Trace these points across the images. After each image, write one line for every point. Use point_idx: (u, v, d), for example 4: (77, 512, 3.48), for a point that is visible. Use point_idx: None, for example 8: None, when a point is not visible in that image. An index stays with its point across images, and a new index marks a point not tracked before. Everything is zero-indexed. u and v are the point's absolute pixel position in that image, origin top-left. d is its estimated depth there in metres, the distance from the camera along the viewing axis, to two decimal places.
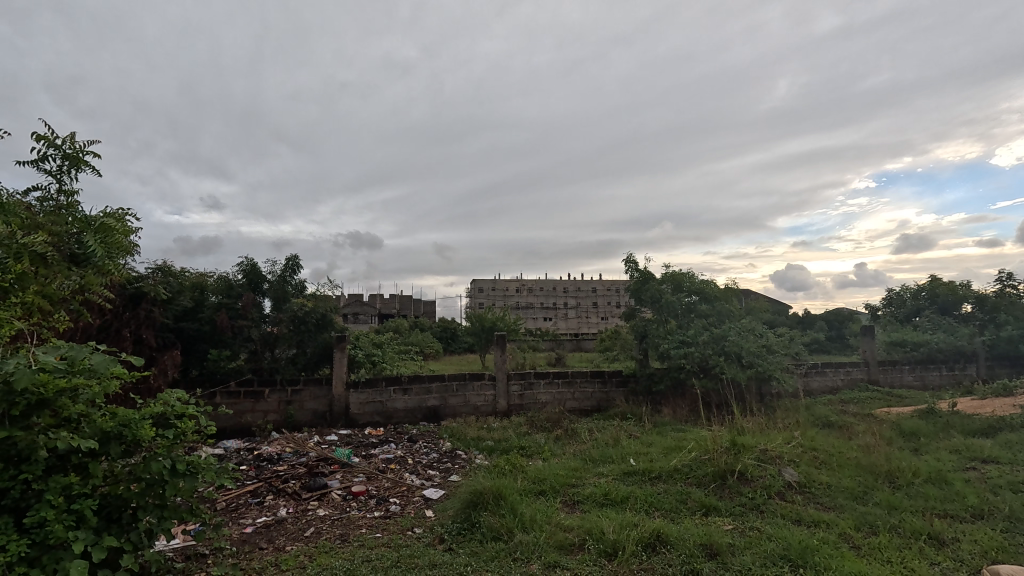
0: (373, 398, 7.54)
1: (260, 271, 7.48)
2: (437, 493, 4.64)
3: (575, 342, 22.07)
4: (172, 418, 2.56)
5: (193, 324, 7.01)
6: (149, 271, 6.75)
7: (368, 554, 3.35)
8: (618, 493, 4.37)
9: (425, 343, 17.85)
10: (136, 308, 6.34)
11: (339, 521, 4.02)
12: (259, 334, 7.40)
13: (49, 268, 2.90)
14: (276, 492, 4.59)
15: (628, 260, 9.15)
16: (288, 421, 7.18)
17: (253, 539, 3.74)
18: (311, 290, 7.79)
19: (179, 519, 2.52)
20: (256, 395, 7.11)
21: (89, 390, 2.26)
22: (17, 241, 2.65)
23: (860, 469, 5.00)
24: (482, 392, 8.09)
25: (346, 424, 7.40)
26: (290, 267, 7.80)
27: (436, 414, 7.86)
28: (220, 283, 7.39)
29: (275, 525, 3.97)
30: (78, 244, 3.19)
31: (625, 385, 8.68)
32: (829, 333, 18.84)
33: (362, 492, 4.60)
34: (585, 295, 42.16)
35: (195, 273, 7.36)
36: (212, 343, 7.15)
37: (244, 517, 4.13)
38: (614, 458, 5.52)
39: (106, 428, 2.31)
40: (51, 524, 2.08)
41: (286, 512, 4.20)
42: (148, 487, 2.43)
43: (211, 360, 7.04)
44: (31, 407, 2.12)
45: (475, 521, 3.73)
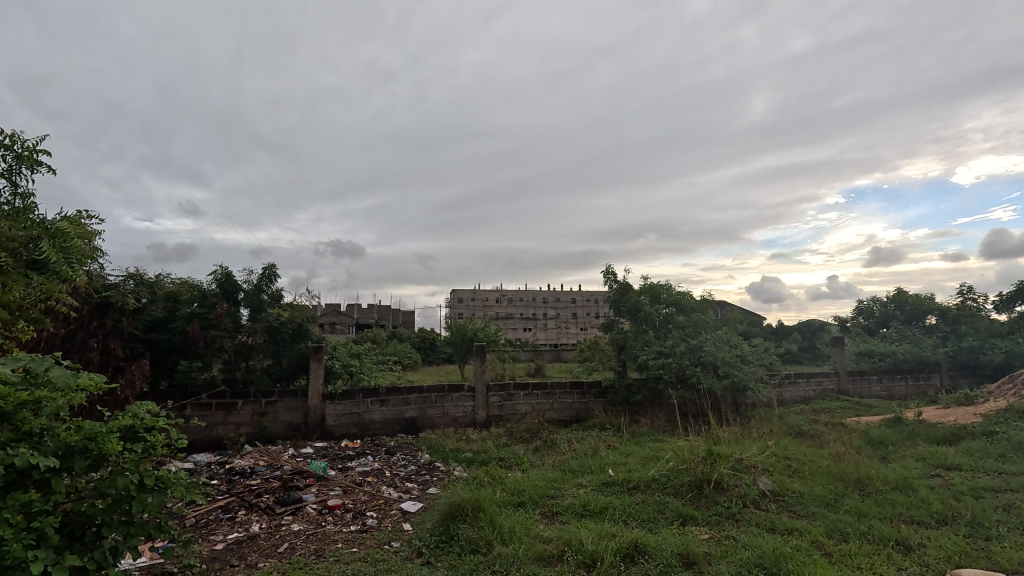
0: (349, 409, 7.43)
1: (235, 280, 7.34)
2: (415, 505, 4.58)
3: (555, 352, 21.97)
4: (141, 432, 2.49)
5: (164, 335, 6.85)
6: (119, 280, 6.60)
7: (344, 570, 3.27)
8: (597, 504, 4.39)
9: (403, 354, 17.69)
10: (105, 317, 6.19)
11: (314, 536, 3.93)
12: (232, 344, 7.26)
13: (5, 275, 2.88)
14: (248, 506, 4.48)
15: (607, 272, 9.25)
16: (261, 433, 7.01)
17: (224, 555, 3.63)
18: (289, 301, 7.69)
19: (146, 536, 2.45)
20: (229, 407, 6.93)
21: (52, 404, 2.21)
22: None
23: (831, 477, 5.12)
24: (461, 404, 8.02)
25: (322, 436, 7.27)
26: (267, 276, 7.68)
27: (414, 426, 7.77)
28: (194, 293, 7.21)
29: (247, 541, 3.86)
30: (37, 250, 3.15)
31: (604, 396, 8.74)
32: (801, 344, 19.34)
33: (338, 505, 4.51)
34: (565, 305, 42.38)
35: (168, 283, 7.23)
36: (183, 354, 6.99)
37: (214, 533, 4.00)
38: (593, 469, 5.53)
39: (71, 442, 2.25)
40: (9, 543, 1.99)
41: (259, 527, 4.09)
42: (114, 504, 2.36)
43: (182, 372, 6.87)
44: None
45: (454, 534, 3.69)
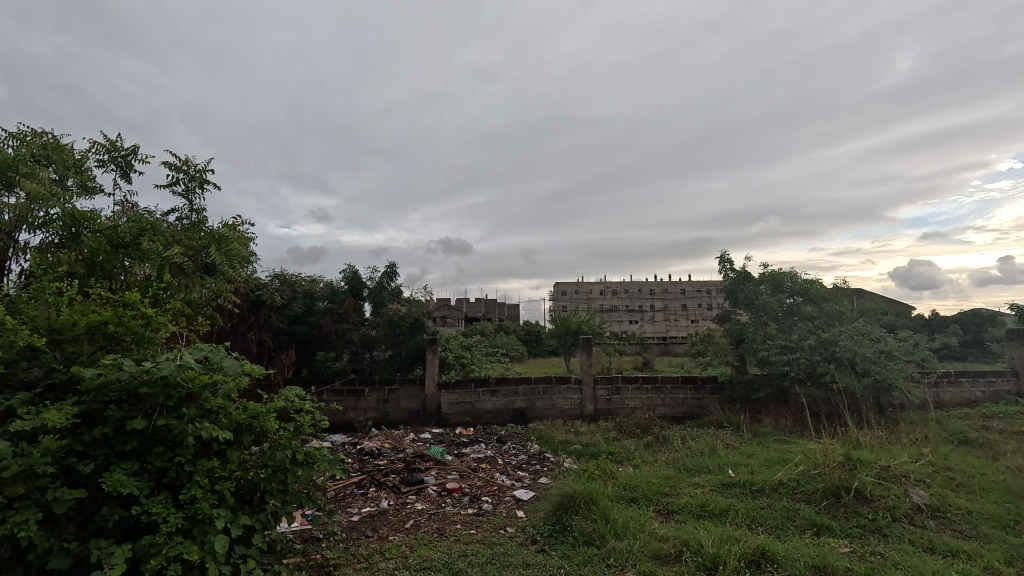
0: (463, 398, 7.81)
1: (361, 278, 8.08)
2: (527, 493, 4.71)
3: (664, 346, 21.11)
4: (292, 412, 2.88)
5: (304, 328, 7.75)
6: (269, 280, 7.60)
7: (464, 549, 3.46)
8: (717, 505, 4.17)
9: (510, 346, 18.15)
10: (258, 312, 7.17)
11: (435, 516, 4.21)
12: (359, 336, 8.00)
13: (187, 275, 3.88)
14: (378, 484, 4.92)
15: (722, 260, 8.67)
16: (385, 418, 7.63)
17: (360, 526, 4.03)
18: (407, 296, 8.26)
19: (299, 504, 2.82)
20: (358, 393, 7.62)
21: (225, 386, 2.61)
22: (162, 255, 3.72)
23: (1010, 495, 4.34)
24: (569, 396, 8.04)
25: (438, 423, 7.73)
26: (388, 274, 8.31)
27: (524, 416, 7.95)
28: (327, 290, 8.07)
29: (378, 515, 4.25)
30: (207, 255, 4.05)
31: (720, 392, 8.22)
32: (963, 338, 16.55)
33: (455, 489, 4.78)
34: (673, 297, 40.50)
35: (307, 281, 8.15)
36: (319, 345, 7.84)
37: (351, 506, 4.45)
38: (710, 469, 5.25)
39: (240, 419, 2.66)
40: (199, 502, 2.39)
41: (388, 504, 4.48)
42: (274, 473, 2.74)
43: (319, 360, 7.72)
44: (182, 399, 2.46)
45: (567, 524, 3.73)
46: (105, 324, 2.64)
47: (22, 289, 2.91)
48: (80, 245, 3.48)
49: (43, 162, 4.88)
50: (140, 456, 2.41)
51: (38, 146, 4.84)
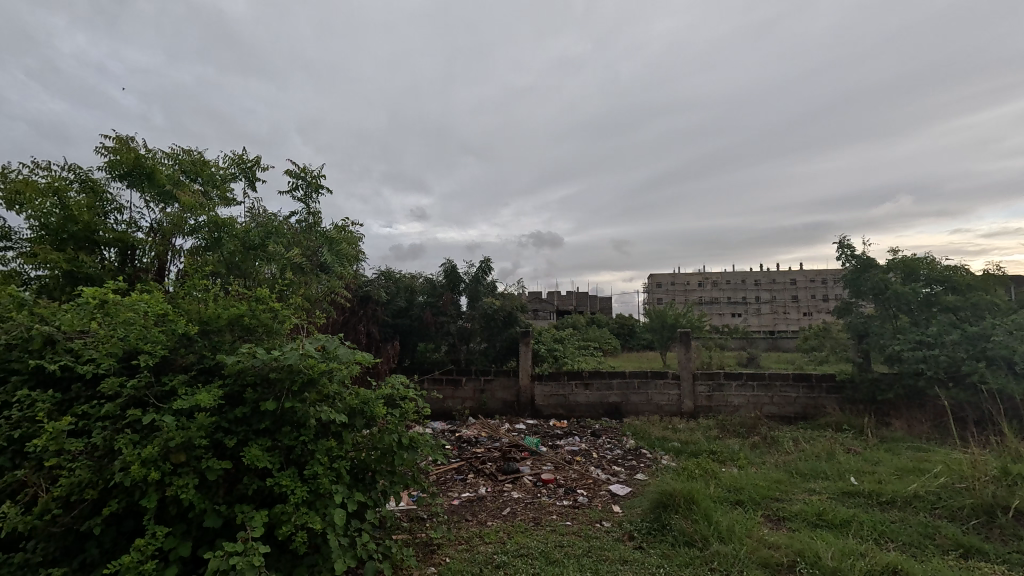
0: (556, 391, 7.85)
1: (457, 272, 8.43)
2: (623, 489, 4.63)
3: (773, 341, 19.56)
4: (398, 400, 3.11)
5: (406, 320, 8.25)
6: (375, 276, 8.20)
7: (560, 540, 3.49)
8: (837, 515, 3.80)
9: (603, 339, 17.89)
10: (366, 306, 7.76)
11: (531, 505, 4.29)
12: (456, 328, 8.35)
13: (305, 274, 4.31)
14: (476, 471, 5.11)
15: (841, 246, 7.84)
16: (482, 408, 7.89)
17: (460, 510, 4.21)
18: (501, 290, 8.48)
19: (404, 485, 3.06)
20: (456, 382, 7.94)
21: (340, 373, 2.87)
22: (285, 256, 4.17)
23: None
24: (666, 392, 7.76)
25: (532, 414, 7.85)
26: (484, 268, 8.57)
27: (619, 411, 7.80)
28: (426, 285, 8.52)
29: (477, 500, 4.42)
30: (322, 255, 4.47)
31: (840, 392, 7.46)
32: None
33: (551, 480, 4.83)
34: (782, 288, 37.35)
35: (408, 276, 8.66)
36: (420, 337, 8.30)
37: (452, 490, 4.67)
38: (828, 475, 4.79)
39: (354, 404, 2.90)
40: (321, 477, 2.65)
41: (486, 490, 4.64)
42: (383, 455, 2.97)
43: (420, 351, 8.18)
44: (306, 383, 2.74)
45: (666, 523, 3.62)
46: (243, 316, 3.02)
47: (179, 287, 3.40)
48: (222, 250, 4.04)
49: (192, 177, 5.66)
50: (273, 433, 2.72)
51: (187, 162, 5.61)
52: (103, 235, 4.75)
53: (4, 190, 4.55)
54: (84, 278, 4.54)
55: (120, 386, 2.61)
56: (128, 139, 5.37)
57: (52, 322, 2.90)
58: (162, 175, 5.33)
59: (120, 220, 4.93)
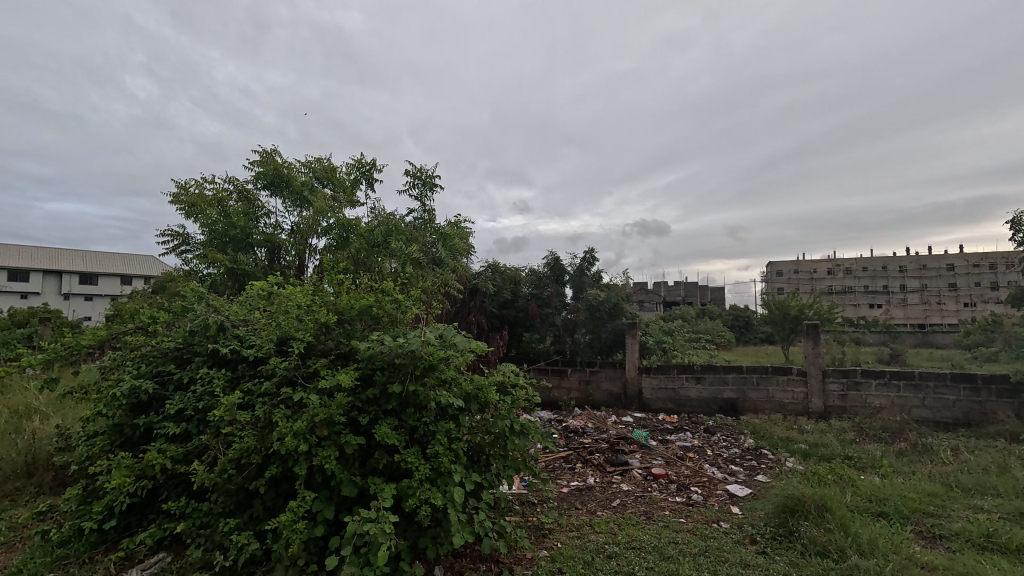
0: (665, 384, 7.58)
1: (562, 264, 8.47)
2: (742, 489, 4.36)
3: (923, 336, 17.02)
4: (509, 387, 3.25)
5: (512, 311, 8.47)
6: (482, 269, 8.53)
7: (674, 536, 3.39)
8: (1012, 538, 3.24)
9: (716, 332, 16.85)
10: (475, 298, 8.10)
11: (642, 498, 4.21)
12: (561, 320, 8.41)
13: (422, 268, 4.63)
14: (584, 460, 5.13)
15: (1017, 224, 6.58)
16: (587, 399, 7.86)
17: (569, 498, 4.26)
18: (606, 281, 8.40)
19: (516, 469, 3.18)
20: (561, 373, 8.04)
21: (456, 359, 3.05)
22: (405, 252, 4.51)
23: None
24: (790, 389, 7.12)
25: (640, 407, 7.66)
26: (588, 259, 8.52)
27: (735, 408, 7.33)
28: (531, 277, 8.67)
29: (586, 490, 4.44)
30: (438, 250, 4.85)
31: (1015, 396, 6.31)
32: None
33: (661, 474, 4.70)
34: (935, 274, 32.25)
35: (513, 269, 8.88)
36: (526, 327, 8.47)
37: (560, 478, 4.74)
38: (999, 492, 4.10)
39: (469, 389, 3.07)
40: (441, 456, 2.84)
41: (594, 480, 4.65)
42: (496, 439, 3.11)
43: (526, 342, 8.37)
44: (426, 369, 2.95)
45: (794, 530, 3.34)
46: (371, 307, 3.34)
47: (317, 281, 3.83)
48: (352, 248, 4.50)
49: (323, 183, 6.31)
50: (399, 413, 2.98)
51: (320, 170, 6.25)
52: (255, 238, 5.49)
53: (183, 202, 5.42)
54: (242, 275, 5.28)
55: (275, 367, 3.02)
56: (272, 152, 6.11)
57: (223, 312, 3.43)
58: (300, 183, 6.01)
59: (268, 223, 5.64)
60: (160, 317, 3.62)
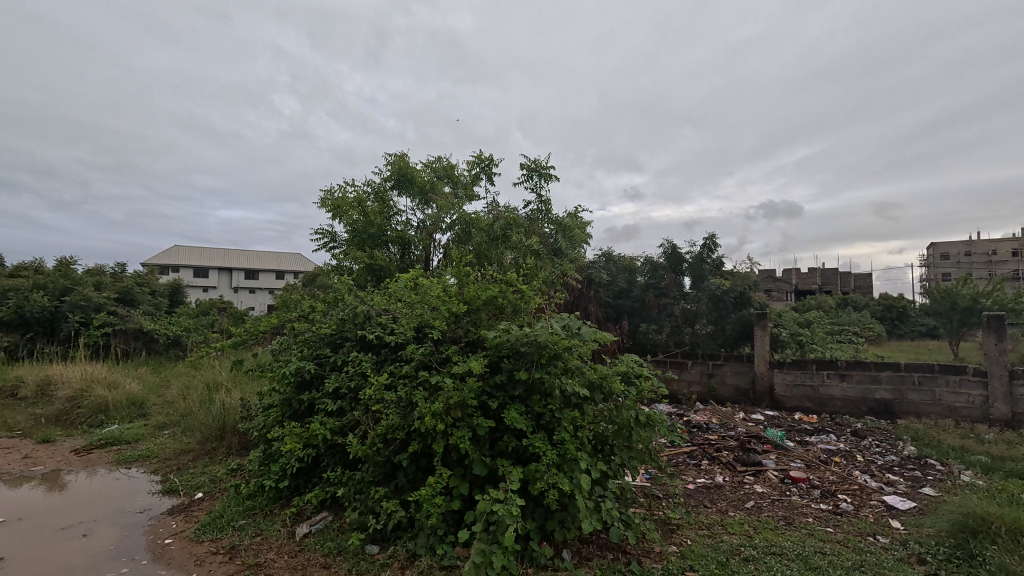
0: (802, 380, 6.88)
1: (679, 253, 8.14)
2: (904, 502, 3.84)
3: None
4: (633, 377, 3.22)
5: (627, 301, 8.27)
6: (597, 259, 8.57)
7: (822, 546, 3.10)
8: None
9: (861, 325, 14.94)
10: (590, 288, 8.05)
11: (780, 502, 3.90)
12: (680, 310, 8.04)
13: (542, 260, 4.76)
14: (711, 458, 4.88)
15: None
16: (711, 393, 7.38)
17: (696, 495, 4.09)
18: (729, 269, 7.92)
19: (642, 461, 3.14)
20: (681, 366, 7.62)
21: (581, 349, 3.08)
22: (525, 244, 4.72)
23: None
24: (964, 392, 6.06)
25: (771, 405, 7.00)
26: (709, 246, 8.06)
27: (889, 410, 6.43)
28: (646, 266, 8.48)
29: (714, 488, 4.23)
30: (556, 241, 4.99)
31: None
32: None
33: (801, 478, 4.31)
34: None
35: (628, 257, 8.74)
36: (642, 318, 8.22)
37: (685, 474, 4.57)
38: None
39: (593, 379, 3.08)
40: (567, 443, 2.88)
41: (723, 479, 4.40)
42: (621, 430, 3.09)
43: (642, 332, 8.13)
44: (552, 357, 3.02)
45: (976, 554, 2.86)
46: (498, 297, 3.50)
47: (445, 273, 4.09)
48: (473, 242, 4.69)
49: (445, 181, 6.69)
50: (526, 399, 3.08)
51: (442, 169, 6.62)
52: (388, 235, 5.99)
53: (329, 205, 6.07)
54: (378, 270, 5.80)
55: (414, 352, 3.29)
56: (400, 155, 6.61)
57: (368, 303, 3.82)
58: (424, 181, 6.41)
59: (400, 221, 6.12)
60: (317, 306, 4.13)
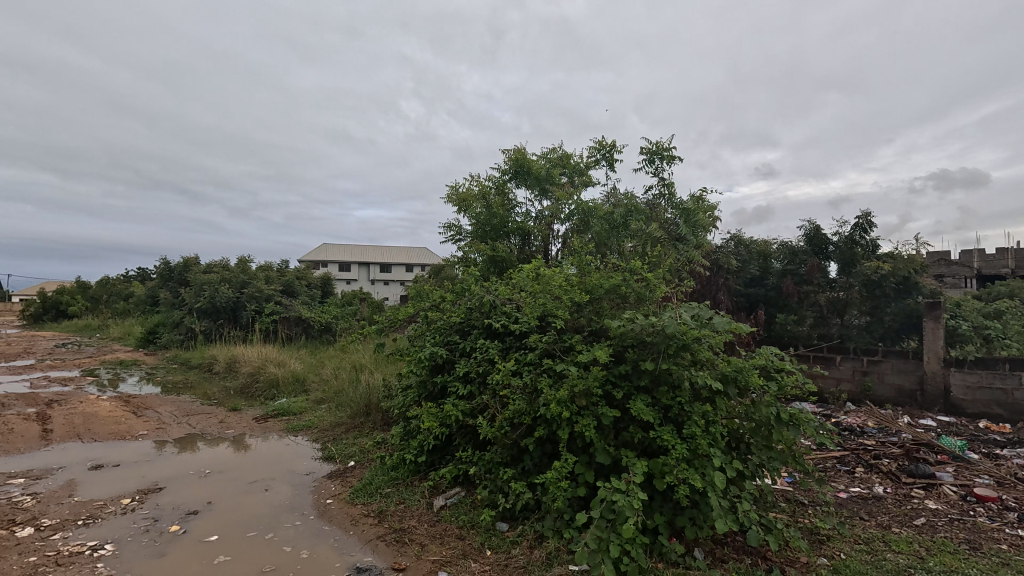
0: (987, 382, 5.66)
1: (824, 235, 7.27)
2: None
3: None
4: (773, 372, 2.98)
5: (761, 290, 7.66)
6: (725, 244, 8.05)
7: None
8: None
9: None
10: (718, 276, 7.55)
11: (961, 523, 3.33)
12: (826, 299, 7.20)
13: (664, 248, 4.51)
14: (867, 465, 4.32)
15: None
16: (865, 394, 6.46)
17: (850, 505, 3.65)
18: (888, 251, 6.92)
19: (783, 463, 2.89)
20: (828, 361, 6.84)
21: (712, 340, 2.92)
22: (646, 231, 4.59)
23: None
24: None
25: (946, 410, 5.93)
26: (862, 226, 7.12)
27: None
28: (783, 250, 7.70)
29: (873, 499, 3.74)
30: (679, 226, 4.74)
31: None
32: None
33: (990, 497, 3.64)
34: None
35: (763, 242, 8.00)
36: (779, 308, 7.53)
37: (836, 481, 4.10)
38: None
39: (727, 372, 2.89)
40: (698, 439, 2.75)
41: (885, 491, 3.87)
42: (759, 427, 2.87)
43: (779, 323, 7.39)
44: (680, 348, 2.89)
45: None
46: (622, 286, 3.44)
47: (566, 263, 4.10)
48: (593, 231, 4.68)
49: (562, 171, 6.70)
50: (652, 390, 3.00)
51: (560, 158, 6.64)
52: (510, 226, 6.18)
53: (454, 200, 6.41)
54: (499, 261, 6.00)
55: (538, 340, 3.37)
56: (519, 147, 6.74)
57: (494, 292, 3.99)
58: (540, 171, 6.45)
59: (520, 212, 6.28)
60: (447, 295, 4.40)
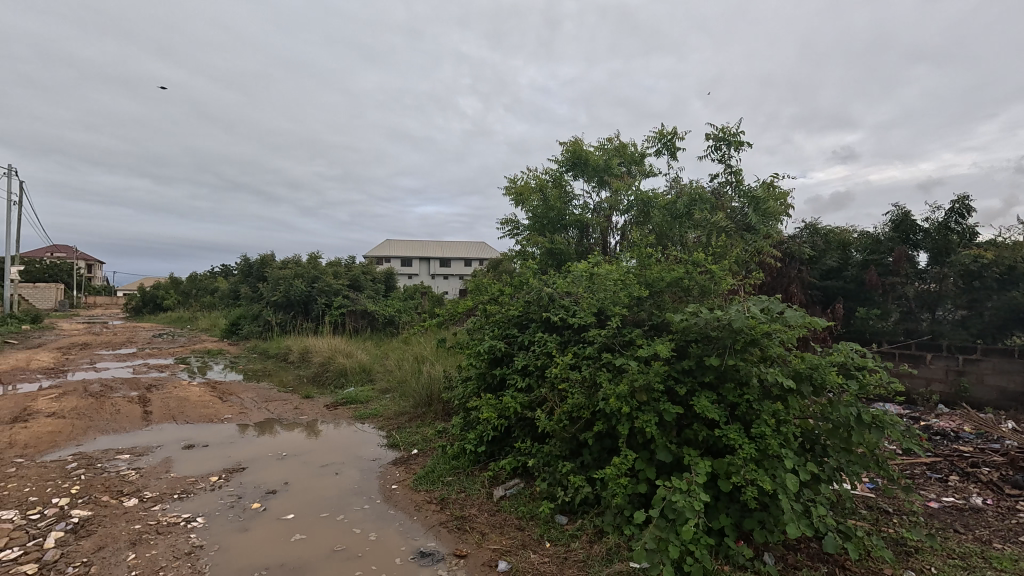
0: None
1: (913, 222, 6.65)
2: None
3: None
4: (853, 369, 2.78)
5: (839, 283, 7.11)
6: (799, 233, 7.47)
7: None
8: None
9: None
10: (791, 267, 7.07)
11: None
12: (914, 291, 6.64)
13: (732, 238, 4.30)
14: (963, 474, 3.94)
15: None
16: (960, 395, 5.90)
17: (943, 516, 3.35)
18: (988, 239, 6.28)
19: (864, 468, 2.69)
20: (916, 359, 6.32)
21: (784, 335, 2.76)
22: (711, 222, 4.33)
23: None
24: None
25: None
26: (960, 210, 6.43)
27: None
28: (865, 239, 7.13)
29: (970, 511, 3.40)
30: (747, 215, 4.51)
31: None
32: None
33: None
34: None
35: (841, 230, 7.41)
36: (859, 302, 6.99)
37: (926, 489, 3.77)
38: None
39: (800, 368, 2.73)
40: (768, 438, 2.61)
41: (984, 502, 3.51)
42: (836, 428, 2.69)
43: (860, 318, 6.85)
44: (749, 342, 2.76)
45: None
46: (686, 279, 3.31)
47: (625, 256, 4.00)
48: (655, 222, 4.64)
49: (621, 160, 6.54)
50: (718, 387, 2.88)
51: (619, 148, 6.48)
52: (568, 219, 6.14)
53: (512, 193, 6.43)
54: (557, 254, 5.96)
55: (598, 334, 3.33)
56: (575, 137, 6.61)
57: (551, 286, 3.97)
58: (599, 161, 6.34)
59: (578, 205, 6.21)
60: (505, 289, 4.43)
